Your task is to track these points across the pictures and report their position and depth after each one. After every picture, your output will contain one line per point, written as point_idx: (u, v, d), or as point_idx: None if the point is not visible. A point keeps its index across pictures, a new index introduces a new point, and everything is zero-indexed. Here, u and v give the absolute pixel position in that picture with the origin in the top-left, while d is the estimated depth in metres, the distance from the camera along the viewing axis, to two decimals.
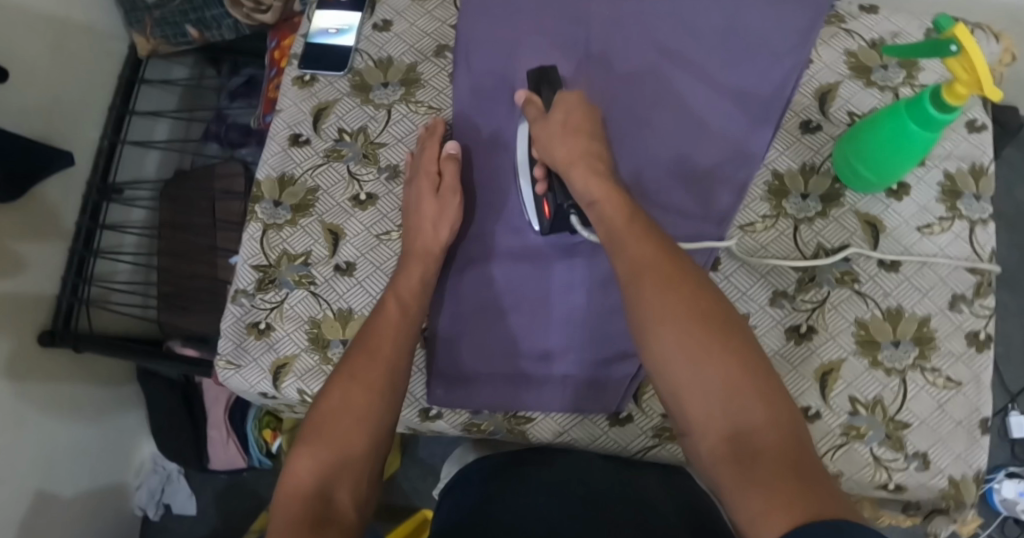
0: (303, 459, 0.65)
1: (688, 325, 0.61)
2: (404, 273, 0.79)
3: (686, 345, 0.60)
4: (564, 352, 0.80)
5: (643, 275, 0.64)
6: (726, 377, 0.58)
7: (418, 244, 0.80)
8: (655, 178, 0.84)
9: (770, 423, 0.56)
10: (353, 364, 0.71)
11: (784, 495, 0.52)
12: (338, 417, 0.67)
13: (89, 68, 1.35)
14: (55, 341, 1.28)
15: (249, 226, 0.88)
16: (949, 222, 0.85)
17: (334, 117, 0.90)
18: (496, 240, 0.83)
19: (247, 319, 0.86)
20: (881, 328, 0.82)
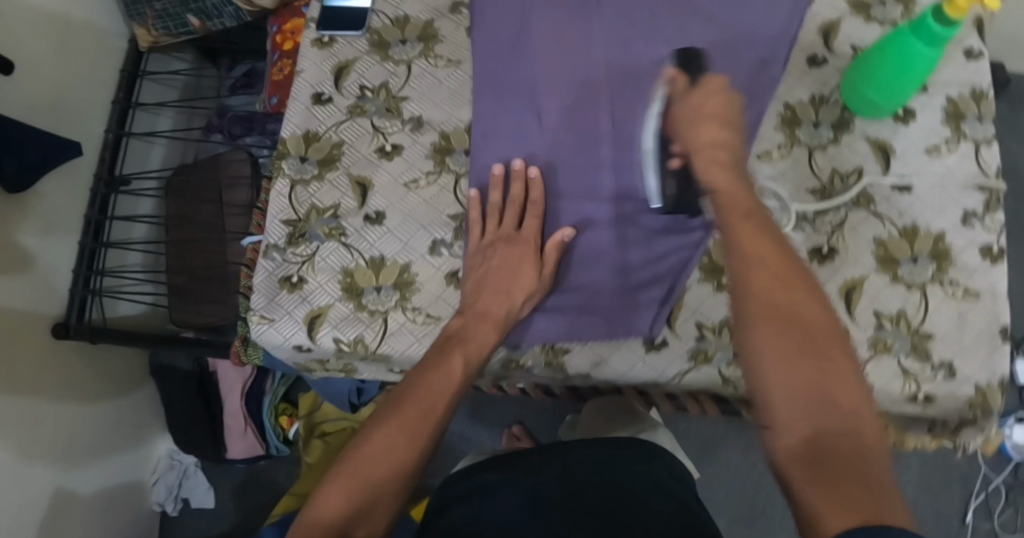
0: (332, 490, 0.62)
1: (787, 324, 0.56)
2: (479, 331, 0.76)
3: (780, 343, 0.55)
4: (596, 285, 0.83)
5: (761, 270, 0.59)
6: (817, 382, 0.53)
7: (498, 310, 0.78)
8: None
9: (865, 435, 0.51)
10: (403, 409, 0.67)
11: (847, 496, 0.47)
12: (376, 456, 0.64)
13: (94, 62, 1.34)
14: (70, 334, 1.28)
15: (277, 182, 0.89)
16: (955, 143, 0.89)
17: (355, 75, 0.92)
18: None
19: (279, 273, 0.87)
20: (900, 246, 0.85)
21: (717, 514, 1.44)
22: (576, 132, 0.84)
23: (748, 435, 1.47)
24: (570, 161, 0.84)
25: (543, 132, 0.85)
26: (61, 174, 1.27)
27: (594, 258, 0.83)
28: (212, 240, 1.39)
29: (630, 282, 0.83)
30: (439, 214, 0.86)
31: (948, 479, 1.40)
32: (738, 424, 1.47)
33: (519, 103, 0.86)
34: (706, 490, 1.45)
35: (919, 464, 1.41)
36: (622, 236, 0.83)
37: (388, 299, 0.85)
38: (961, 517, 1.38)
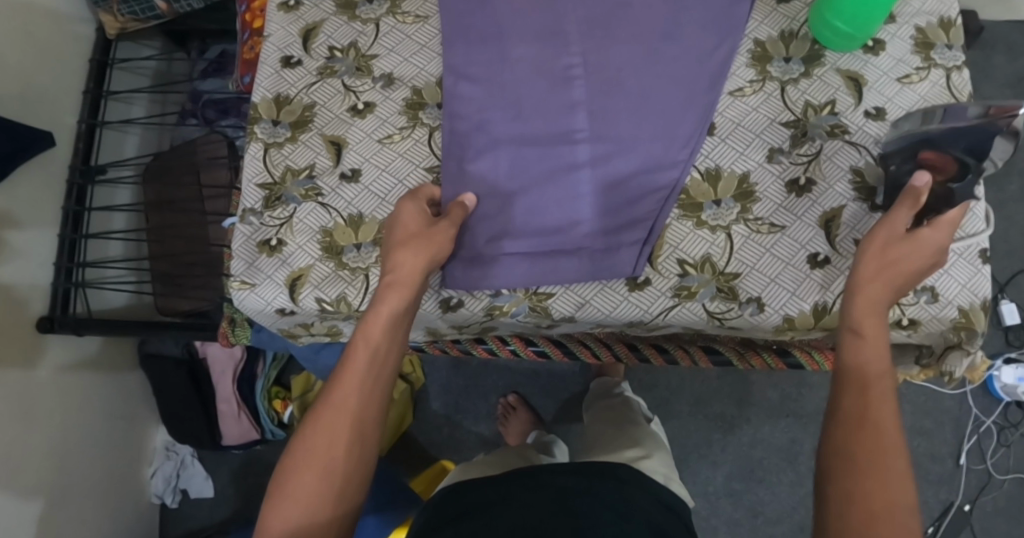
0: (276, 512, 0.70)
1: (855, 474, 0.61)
2: (379, 305, 0.74)
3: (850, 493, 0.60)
4: (576, 226, 0.83)
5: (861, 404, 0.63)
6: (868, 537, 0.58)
7: (394, 276, 0.75)
8: (634, 71, 0.84)
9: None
10: (315, 422, 0.71)
11: None
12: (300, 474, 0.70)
13: (62, 51, 1.32)
14: (55, 327, 1.27)
15: (250, 146, 0.89)
16: (926, 71, 0.88)
17: (323, 36, 0.92)
18: (496, 128, 0.85)
19: (257, 237, 0.87)
20: (877, 175, 0.84)
21: (713, 468, 1.46)
22: (544, 80, 0.85)
23: (740, 389, 1.48)
24: (542, 108, 0.84)
25: (514, 83, 0.85)
26: (36, 166, 1.26)
27: (571, 198, 0.84)
28: (195, 226, 1.38)
29: (612, 221, 0.83)
30: (415, 168, 0.87)
31: (940, 422, 1.41)
32: (729, 379, 1.48)
33: (491, 54, 0.86)
34: (701, 446, 1.47)
35: (910, 410, 1.42)
36: (601, 176, 0.83)
37: (369, 256, 0.85)
38: (955, 459, 1.40)
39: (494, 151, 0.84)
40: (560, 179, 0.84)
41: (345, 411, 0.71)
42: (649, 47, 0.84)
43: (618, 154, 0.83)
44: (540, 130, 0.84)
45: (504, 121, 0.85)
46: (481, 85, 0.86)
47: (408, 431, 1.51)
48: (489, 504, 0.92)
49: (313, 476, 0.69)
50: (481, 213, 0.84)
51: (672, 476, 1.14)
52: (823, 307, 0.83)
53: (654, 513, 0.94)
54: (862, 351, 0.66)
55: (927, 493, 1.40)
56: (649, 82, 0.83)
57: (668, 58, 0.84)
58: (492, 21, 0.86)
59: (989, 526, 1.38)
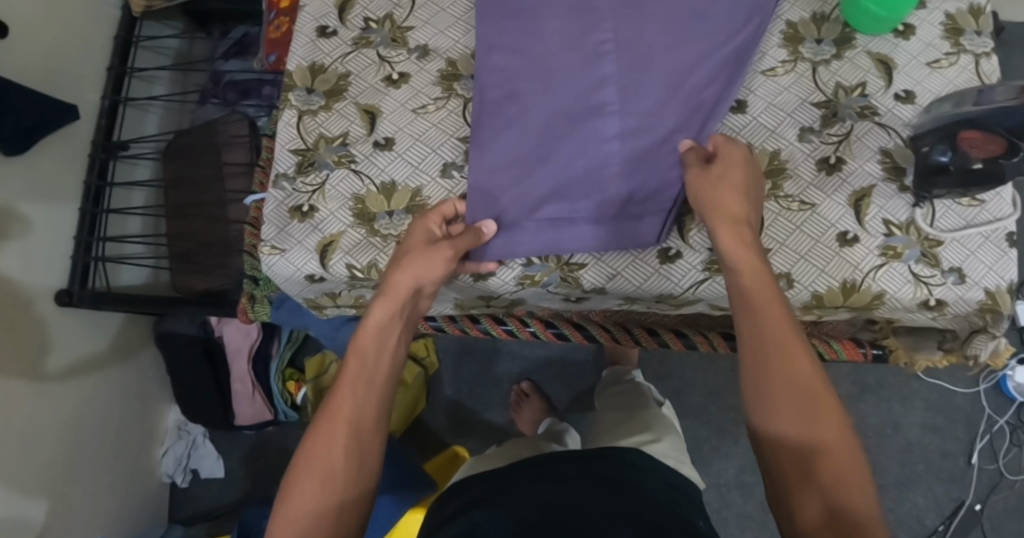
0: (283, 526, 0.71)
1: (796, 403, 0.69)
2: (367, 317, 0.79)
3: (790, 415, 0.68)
4: (603, 200, 0.84)
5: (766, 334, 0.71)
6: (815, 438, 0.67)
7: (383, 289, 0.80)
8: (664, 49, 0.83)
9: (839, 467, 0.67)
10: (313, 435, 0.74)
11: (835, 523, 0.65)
12: (300, 485, 0.71)
13: (88, 28, 1.33)
14: (73, 301, 1.28)
15: (284, 113, 0.90)
16: (955, 57, 0.89)
17: (358, 7, 0.93)
18: (526, 100, 0.85)
19: (289, 203, 0.88)
20: (906, 155, 0.86)
21: (725, 461, 1.46)
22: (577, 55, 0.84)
23: None
24: (574, 85, 0.84)
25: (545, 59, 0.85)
26: (59, 139, 1.26)
27: (601, 171, 0.83)
28: (214, 204, 1.38)
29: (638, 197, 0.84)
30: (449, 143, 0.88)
31: (953, 421, 1.42)
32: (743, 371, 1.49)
33: (523, 30, 0.86)
34: (713, 437, 1.47)
35: (924, 407, 1.43)
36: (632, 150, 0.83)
37: (401, 223, 0.86)
38: (967, 457, 1.40)
39: (529, 126, 0.84)
40: (588, 154, 0.83)
41: (341, 421, 0.74)
42: (677, 24, 0.83)
43: (649, 127, 0.83)
44: (575, 104, 0.84)
45: (534, 96, 0.85)
46: (510, 62, 0.86)
47: (420, 416, 1.51)
48: (495, 492, 0.92)
49: (313, 487, 0.71)
50: (509, 188, 0.85)
51: (682, 461, 1.13)
52: (852, 285, 0.84)
53: (665, 495, 0.94)
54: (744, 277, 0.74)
55: (939, 490, 1.40)
56: (678, 58, 0.82)
57: (696, 35, 0.83)
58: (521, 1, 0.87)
59: (1000, 525, 1.38)
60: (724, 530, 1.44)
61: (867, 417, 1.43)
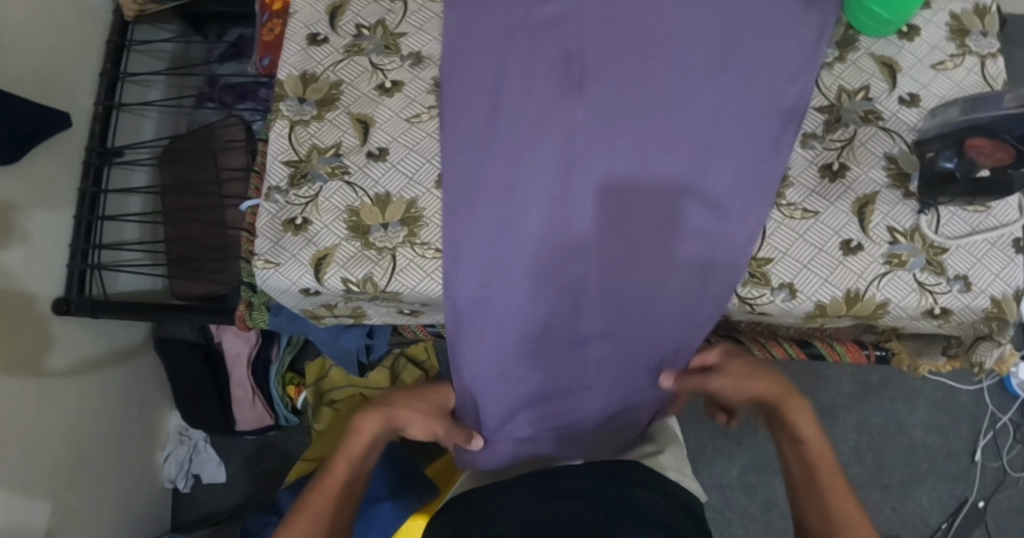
0: None
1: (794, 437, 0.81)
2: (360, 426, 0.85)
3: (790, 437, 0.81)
4: (617, 227, 0.86)
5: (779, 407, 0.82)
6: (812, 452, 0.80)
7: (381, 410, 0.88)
8: (660, 79, 0.86)
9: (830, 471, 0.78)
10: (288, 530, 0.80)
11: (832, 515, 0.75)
12: None
13: (80, 32, 1.31)
14: (70, 309, 1.26)
15: (277, 124, 0.90)
16: (961, 58, 0.87)
17: (350, 14, 0.92)
18: (503, 246, 0.86)
19: (282, 216, 0.87)
20: (911, 161, 0.84)
21: (728, 461, 1.45)
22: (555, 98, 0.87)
23: None
24: (554, 128, 0.86)
25: (523, 102, 0.87)
26: (53, 146, 1.25)
27: (606, 201, 0.86)
28: (211, 209, 1.37)
29: (662, 215, 0.85)
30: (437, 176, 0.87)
31: (957, 420, 1.41)
32: None
33: (501, 74, 0.88)
34: (716, 438, 1.46)
35: (927, 406, 1.41)
36: (648, 169, 0.85)
37: (396, 235, 0.85)
38: (971, 456, 1.39)
39: (515, 168, 0.86)
40: (586, 188, 0.86)
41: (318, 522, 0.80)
42: (665, 157, 0.85)
43: (666, 148, 0.85)
44: (562, 144, 0.86)
45: (517, 141, 0.87)
46: (484, 109, 0.88)
47: None
48: (487, 514, 0.86)
49: None
50: (493, 233, 0.86)
51: (688, 471, 1.10)
52: (856, 294, 0.83)
53: (667, 511, 0.88)
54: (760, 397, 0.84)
55: (943, 489, 1.39)
56: (664, 197, 0.85)
57: (686, 166, 0.85)
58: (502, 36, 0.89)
59: (1004, 523, 1.37)
60: (727, 531, 1.43)
61: (870, 416, 1.42)
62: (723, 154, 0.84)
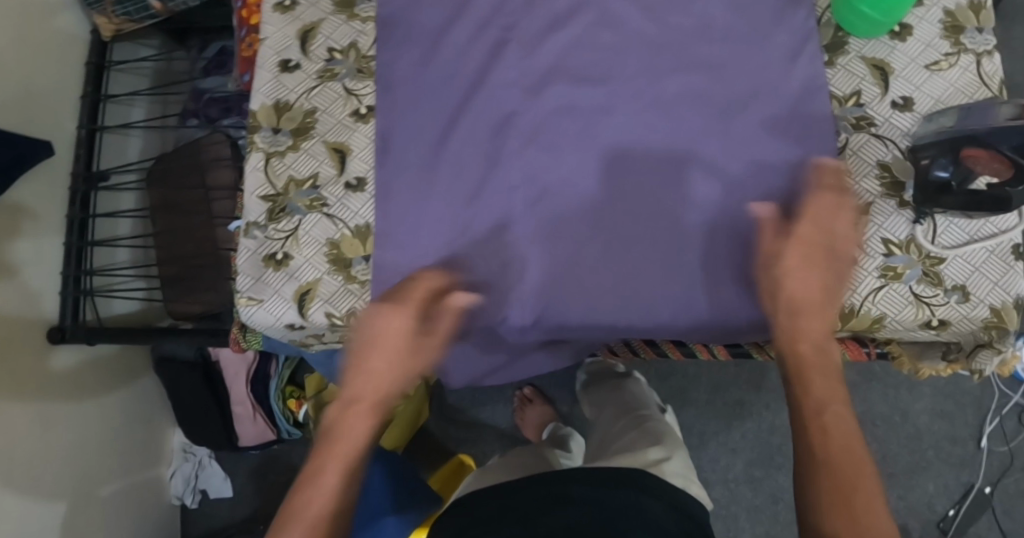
0: None
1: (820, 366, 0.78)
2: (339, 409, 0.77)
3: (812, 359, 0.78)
4: (621, 201, 0.84)
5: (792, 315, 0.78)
6: (824, 388, 0.77)
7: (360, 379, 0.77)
8: (651, 108, 0.84)
9: (836, 417, 0.75)
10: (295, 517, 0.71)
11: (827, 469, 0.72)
12: None
13: (59, 54, 1.29)
14: (66, 337, 1.27)
15: (250, 157, 0.85)
16: (955, 57, 0.85)
17: (321, 37, 0.89)
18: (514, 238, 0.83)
19: (262, 252, 0.84)
20: (905, 169, 0.82)
21: (732, 455, 1.45)
22: (549, 116, 0.85)
23: (758, 376, 1.47)
24: (541, 106, 0.85)
25: (505, 103, 0.85)
26: (36, 173, 1.23)
27: (608, 183, 0.84)
28: (201, 227, 1.37)
29: (668, 187, 0.83)
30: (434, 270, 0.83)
31: (962, 405, 1.39)
32: (747, 366, 1.47)
33: (487, 96, 0.85)
34: (719, 434, 1.46)
35: (931, 393, 1.40)
36: (656, 141, 0.84)
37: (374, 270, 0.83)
38: (977, 442, 1.38)
39: (516, 243, 0.83)
40: (582, 163, 0.84)
41: (331, 499, 0.72)
42: (660, 125, 0.84)
43: (679, 135, 0.84)
44: (557, 149, 0.84)
45: (516, 124, 0.85)
46: (484, 115, 0.85)
47: (424, 426, 1.51)
48: (504, 515, 0.91)
49: None
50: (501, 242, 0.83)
51: (691, 476, 1.13)
52: (850, 310, 0.81)
53: (674, 526, 0.92)
54: (794, 320, 0.78)
55: (949, 475, 1.38)
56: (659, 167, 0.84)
57: (683, 131, 0.84)
58: (468, 76, 0.86)
59: (1011, 508, 1.36)
60: (733, 525, 1.44)
61: (874, 404, 1.40)
62: (721, 176, 0.83)
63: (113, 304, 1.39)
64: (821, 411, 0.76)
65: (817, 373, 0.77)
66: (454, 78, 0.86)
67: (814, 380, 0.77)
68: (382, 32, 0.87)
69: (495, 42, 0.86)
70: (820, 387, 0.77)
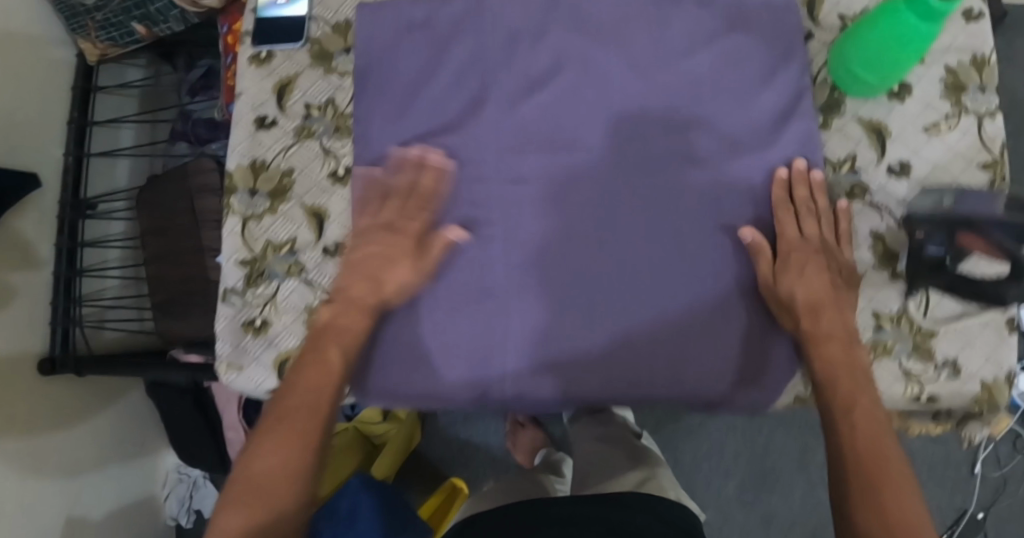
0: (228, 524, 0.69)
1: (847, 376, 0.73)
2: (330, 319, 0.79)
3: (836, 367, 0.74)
4: (637, 187, 0.81)
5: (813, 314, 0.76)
6: (851, 396, 0.72)
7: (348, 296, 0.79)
8: (662, 119, 0.82)
9: (870, 423, 0.70)
10: (275, 418, 0.73)
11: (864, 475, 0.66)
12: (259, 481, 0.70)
13: (42, 80, 1.27)
14: (55, 369, 1.26)
15: (227, 220, 0.84)
16: (956, 118, 0.82)
17: (298, 91, 0.86)
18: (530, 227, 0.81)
19: (241, 318, 0.83)
20: (899, 239, 0.80)
21: (724, 478, 1.45)
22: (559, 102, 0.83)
23: None
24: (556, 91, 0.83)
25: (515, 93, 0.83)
26: (22, 204, 1.22)
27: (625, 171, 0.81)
28: (190, 252, 1.35)
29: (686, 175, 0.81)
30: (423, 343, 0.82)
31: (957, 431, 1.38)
32: None
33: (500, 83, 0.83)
34: (712, 456, 1.45)
35: None
36: (671, 127, 0.82)
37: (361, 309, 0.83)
38: (971, 467, 1.37)
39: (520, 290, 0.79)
40: (600, 149, 0.82)
41: (314, 408, 0.74)
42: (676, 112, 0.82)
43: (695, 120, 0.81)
44: (569, 137, 0.82)
45: (530, 109, 0.83)
46: (495, 102, 0.83)
47: (418, 446, 1.50)
48: None
49: (268, 463, 0.70)
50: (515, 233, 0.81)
51: (678, 493, 1.12)
52: None
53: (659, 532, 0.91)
54: (824, 320, 0.76)
55: (944, 500, 1.37)
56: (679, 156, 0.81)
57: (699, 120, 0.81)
58: (445, 140, 0.83)
59: (1004, 533, 1.35)
60: None
61: None
62: (708, 238, 0.80)
63: (102, 335, 1.37)
64: (853, 407, 0.71)
65: (845, 376, 0.73)
66: (446, 125, 0.83)
67: (840, 385, 0.73)
68: (359, 89, 0.85)
69: (478, 97, 0.83)
70: (847, 393, 0.73)
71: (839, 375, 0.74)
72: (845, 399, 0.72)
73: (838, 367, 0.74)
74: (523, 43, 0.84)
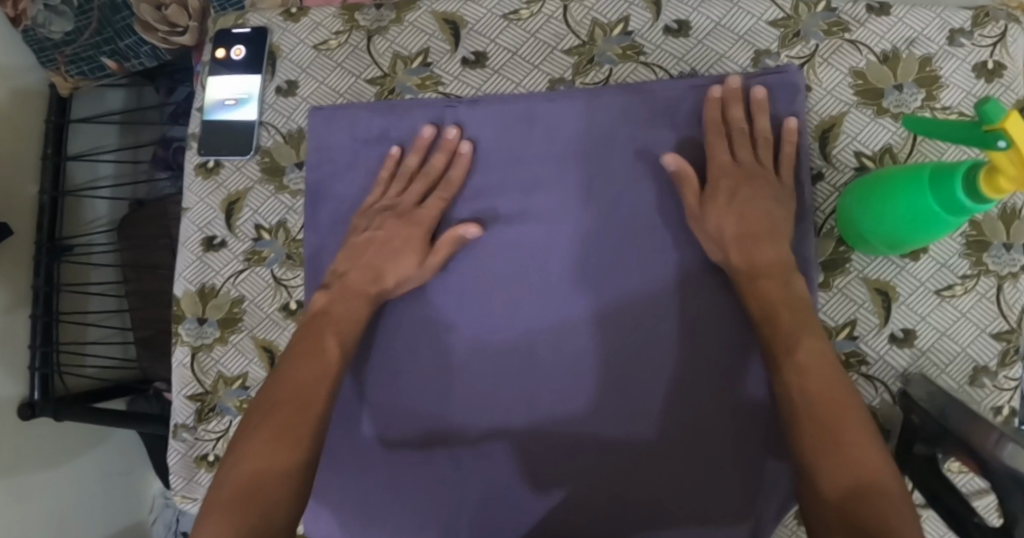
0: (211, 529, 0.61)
1: (818, 392, 0.63)
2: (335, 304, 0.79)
3: (814, 374, 0.64)
4: (596, 195, 0.77)
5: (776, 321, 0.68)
6: (816, 407, 0.63)
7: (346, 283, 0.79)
8: (599, 134, 0.78)
9: (857, 444, 0.60)
10: (279, 400, 0.71)
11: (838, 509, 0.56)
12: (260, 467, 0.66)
13: (12, 116, 1.22)
14: (36, 413, 1.23)
15: (177, 351, 0.86)
16: (973, 280, 0.72)
17: (247, 211, 0.87)
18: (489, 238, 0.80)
19: (194, 453, 0.85)
20: (891, 415, 0.73)
21: None
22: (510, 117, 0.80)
23: None
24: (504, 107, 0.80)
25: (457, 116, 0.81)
26: None
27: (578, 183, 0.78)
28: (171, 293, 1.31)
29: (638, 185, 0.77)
30: (411, 384, 0.82)
31: None
32: None
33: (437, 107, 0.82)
34: None
35: None
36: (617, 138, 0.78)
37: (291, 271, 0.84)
38: None
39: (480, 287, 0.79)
40: (550, 160, 0.79)
41: (312, 391, 0.72)
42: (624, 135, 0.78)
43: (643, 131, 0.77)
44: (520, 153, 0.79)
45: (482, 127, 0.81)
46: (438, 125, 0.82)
47: None
48: None
49: (267, 444, 0.67)
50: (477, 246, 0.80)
51: None
52: None
53: None
54: (778, 328, 0.67)
55: None
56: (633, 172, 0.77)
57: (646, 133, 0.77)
58: (408, 167, 0.82)
59: None
60: None
61: None
62: (663, 242, 0.76)
63: (79, 380, 1.34)
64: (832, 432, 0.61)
65: (820, 386, 0.63)
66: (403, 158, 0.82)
67: (806, 394, 0.64)
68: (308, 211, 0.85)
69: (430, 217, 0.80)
70: (816, 401, 0.63)
71: (806, 384, 0.64)
72: (816, 414, 0.62)
73: (797, 378, 0.65)
74: (485, 156, 0.81)
